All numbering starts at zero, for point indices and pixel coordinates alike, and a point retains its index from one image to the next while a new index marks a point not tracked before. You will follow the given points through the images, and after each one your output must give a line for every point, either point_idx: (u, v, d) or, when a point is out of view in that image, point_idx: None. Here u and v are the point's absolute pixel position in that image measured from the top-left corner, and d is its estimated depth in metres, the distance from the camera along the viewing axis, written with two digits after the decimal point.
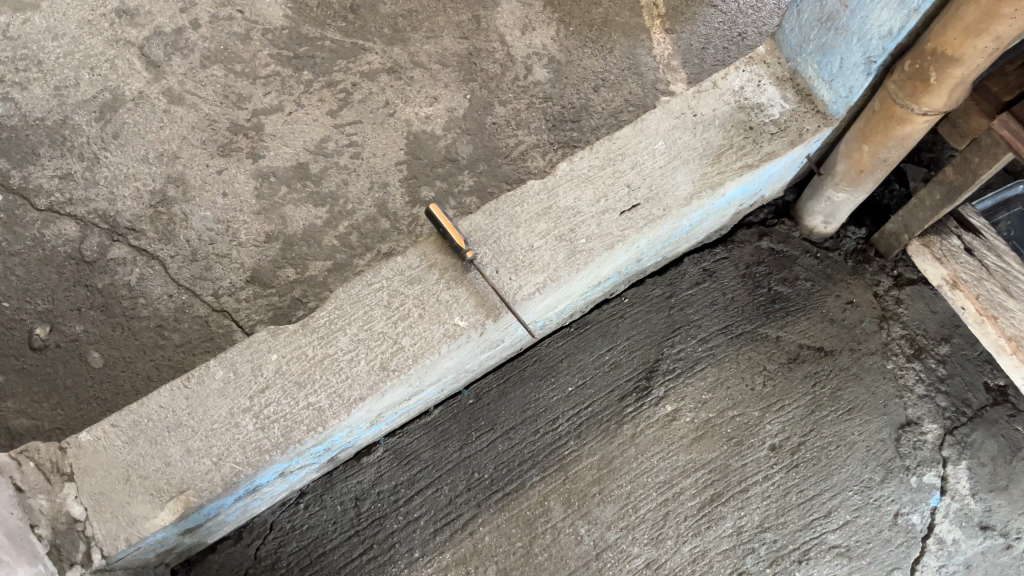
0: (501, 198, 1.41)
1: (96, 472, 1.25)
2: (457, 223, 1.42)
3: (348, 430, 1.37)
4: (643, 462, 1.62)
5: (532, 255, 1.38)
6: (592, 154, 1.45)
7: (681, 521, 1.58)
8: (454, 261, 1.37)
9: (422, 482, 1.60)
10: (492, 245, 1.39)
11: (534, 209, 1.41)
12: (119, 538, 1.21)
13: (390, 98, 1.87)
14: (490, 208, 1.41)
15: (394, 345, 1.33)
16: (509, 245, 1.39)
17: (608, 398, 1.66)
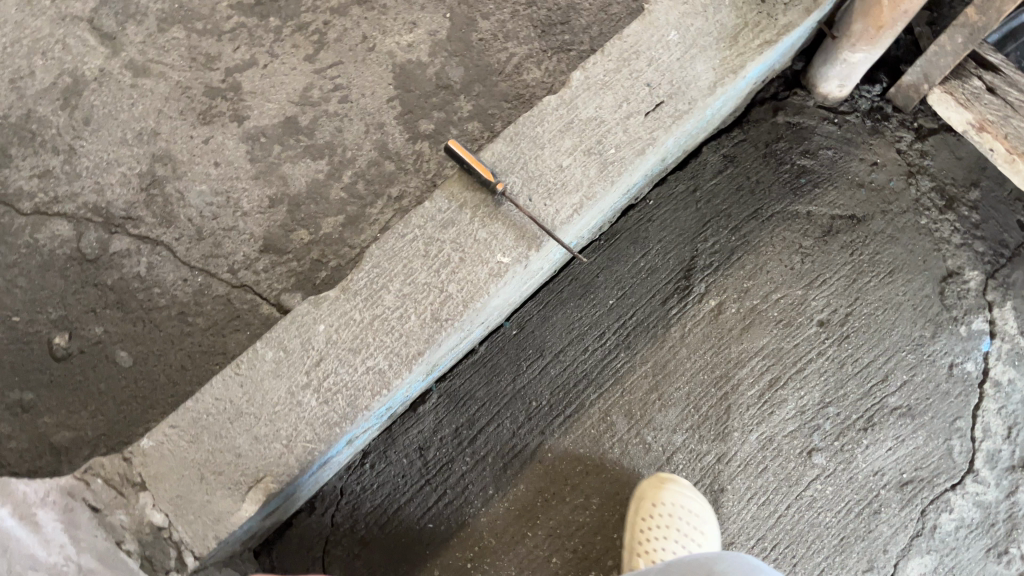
0: (520, 121, 1.34)
1: (167, 477, 1.21)
2: (478, 155, 1.35)
3: (408, 386, 1.34)
4: (697, 361, 1.61)
5: (563, 176, 1.32)
6: (604, 58, 1.37)
7: (745, 411, 1.59)
8: (485, 196, 1.31)
9: (483, 420, 1.58)
10: (520, 173, 1.32)
11: (556, 126, 1.34)
12: (208, 537, 1.18)
13: (366, 31, 1.76)
14: (511, 134, 1.34)
15: (442, 293, 1.28)
16: (538, 169, 1.32)
17: (650, 304, 1.63)
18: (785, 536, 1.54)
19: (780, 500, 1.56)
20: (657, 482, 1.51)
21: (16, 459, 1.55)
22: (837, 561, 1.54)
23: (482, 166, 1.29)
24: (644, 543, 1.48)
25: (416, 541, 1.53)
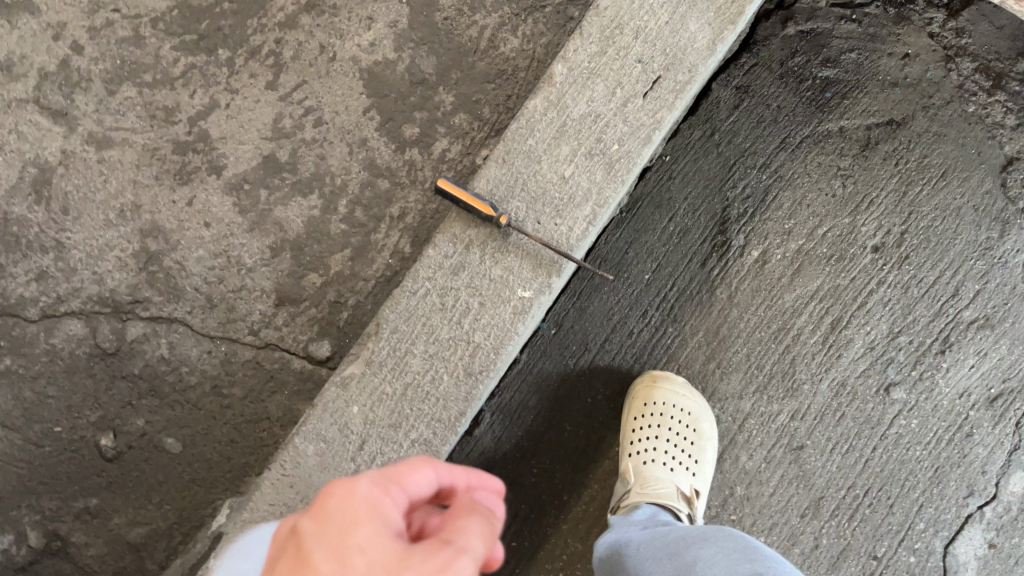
0: (508, 137, 1.21)
1: None
2: (472, 184, 1.23)
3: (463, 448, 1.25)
4: (750, 319, 1.51)
5: (568, 188, 1.20)
6: (584, 41, 1.21)
7: (811, 360, 1.50)
8: (489, 230, 1.20)
9: (542, 430, 1.52)
10: (521, 195, 1.20)
11: (548, 133, 1.21)
12: None
13: (323, 40, 1.61)
14: (501, 153, 1.21)
15: (470, 345, 1.20)
16: (540, 187, 1.20)
17: (689, 269, 1.53)
18: (875, 479, 1.49)
19: (863, 444, 1.49)
20: (651, 378, 1.47)
21: (100, 565, 1.56)
22: (935, 492, 1.48)
23: (481, 198, 1.17)
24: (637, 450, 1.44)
25: (503, 564, 1.51)
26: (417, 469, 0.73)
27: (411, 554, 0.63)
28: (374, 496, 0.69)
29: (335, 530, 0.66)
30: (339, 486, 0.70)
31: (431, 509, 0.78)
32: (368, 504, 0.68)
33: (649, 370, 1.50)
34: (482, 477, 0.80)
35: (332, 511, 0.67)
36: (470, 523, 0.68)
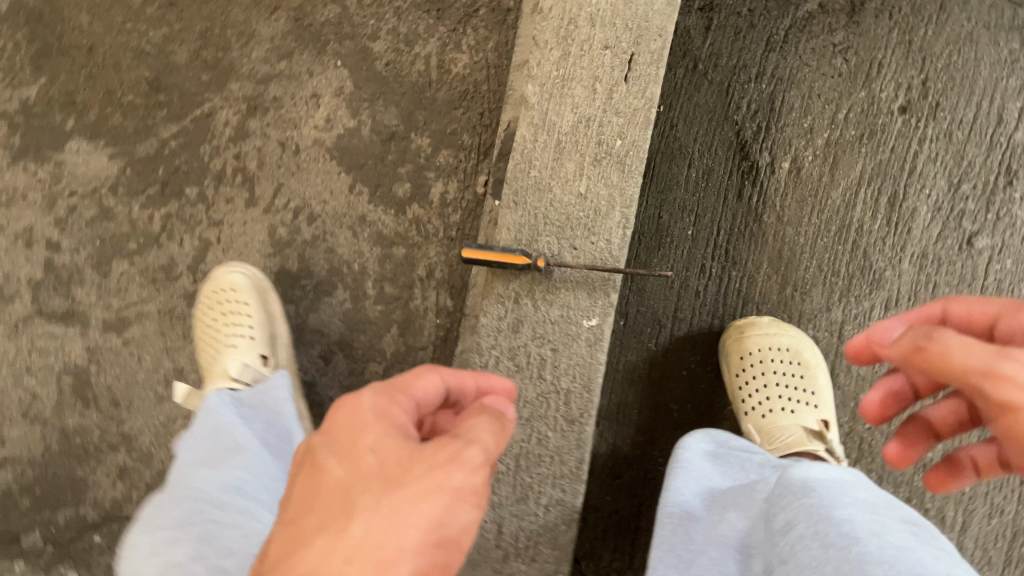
0: (510, 179, 1.16)
1: None
2: (495, 236, 1.17)
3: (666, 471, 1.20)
4: (808, 230, 1.44)
5: (589, 203, 1.13)
6: (544, 50, 1.14)
7: (883, 245, 1.43)
8: (531, 276, 1.15)
9: (652, 420, 1.48)
10: (546, 230, 1.14)
11: (548, 157, 1.14)
12: None
13: (279, 137, 1.55)
14: (510, 197, 1.15)
15: (560, 393, 1.16)
16: (562, 212, 1.14)
17: (728, 207, 1.45)
18: None
19: None
20: (740, 328, 1.42)
21: None
22: None
23: (511, 250, 1.12)
24: (750, 405, 1.38)
25: None
26: (424, 374, 0.82)
27: (415, 462, 0.70)
28: (381, 405, 0.77)
29: (343, 437, 0.75)
30: (349, 400, 0.78)
31: (446, 408, 0.91)
32: (376, 413, 0.77)
33: (732, 321, 1.45)
34: (492, 379, 0.89)
35: (338, 431, 0.76)
36: (481, 421, 0.77)
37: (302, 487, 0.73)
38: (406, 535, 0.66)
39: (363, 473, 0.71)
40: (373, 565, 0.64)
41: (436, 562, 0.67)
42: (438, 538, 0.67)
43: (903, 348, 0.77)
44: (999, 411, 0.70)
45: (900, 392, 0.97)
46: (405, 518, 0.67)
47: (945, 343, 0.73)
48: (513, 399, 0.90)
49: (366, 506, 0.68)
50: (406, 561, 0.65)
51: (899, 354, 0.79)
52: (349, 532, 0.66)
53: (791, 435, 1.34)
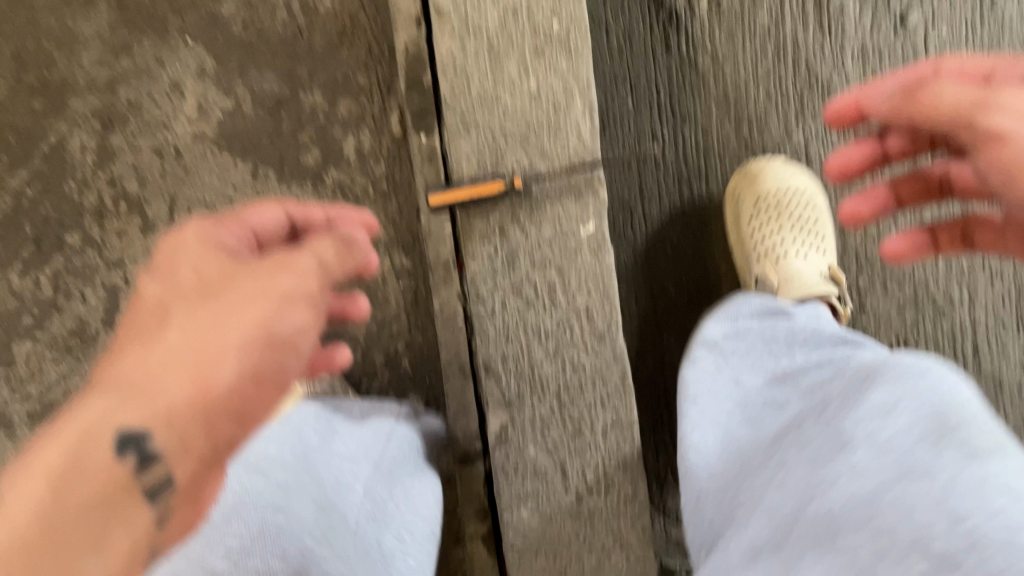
0: (449, 100, 1.01)
1: None
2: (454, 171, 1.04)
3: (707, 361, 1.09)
4: (746, 61, 1.36)
5: (546, 101, 1.01)
6: None
7: (823, 51, 1.36)
8: (509, 200, 1.03)
9: (652, 305, 1.40)
10: (510, 144, 1.02)
11: (485, 64, 1.00)
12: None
13: (154, 144, 1.34)
14: (457, 121, 1.01)
15: (580, 313, 1.06)
16: (521, 120, 1.01)
17: (661, 63, 1.35)
18: None
19: None
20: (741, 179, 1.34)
21: None
22: None
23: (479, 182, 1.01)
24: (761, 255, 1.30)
25: None
26: (263, 207, 0.89)
27: (237, 272, 0.75)
28: (207, 232, 0.80)
29: (170, 256, 0.77)
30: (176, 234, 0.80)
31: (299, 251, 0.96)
32: (202, 237, 0.79)
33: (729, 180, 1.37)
34: (344, 213, 0.94)
35: (168, 268, 0.75)
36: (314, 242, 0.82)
37: (124, 333, 0.71)
38: (221, 339, 0.69)
39: (180, 287, 0.73)
40: (190, 369, 0.67)
41: (257, 368, 0.71)
42: (267, 342, 0.72)
43: (894, 100, 0.77)
44: (983, 142, 0.72)
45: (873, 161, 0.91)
46: (218, 328, 0.70)
47: (937, 88, 0.74)
48: (370, 230, 0.94)
49: (182, 316, 0.70)
50: (225, 372, 0.68)
51: (888, 107, 0.79)
52: (164, 337, 0.68)
53: (812, 279, 1.25)
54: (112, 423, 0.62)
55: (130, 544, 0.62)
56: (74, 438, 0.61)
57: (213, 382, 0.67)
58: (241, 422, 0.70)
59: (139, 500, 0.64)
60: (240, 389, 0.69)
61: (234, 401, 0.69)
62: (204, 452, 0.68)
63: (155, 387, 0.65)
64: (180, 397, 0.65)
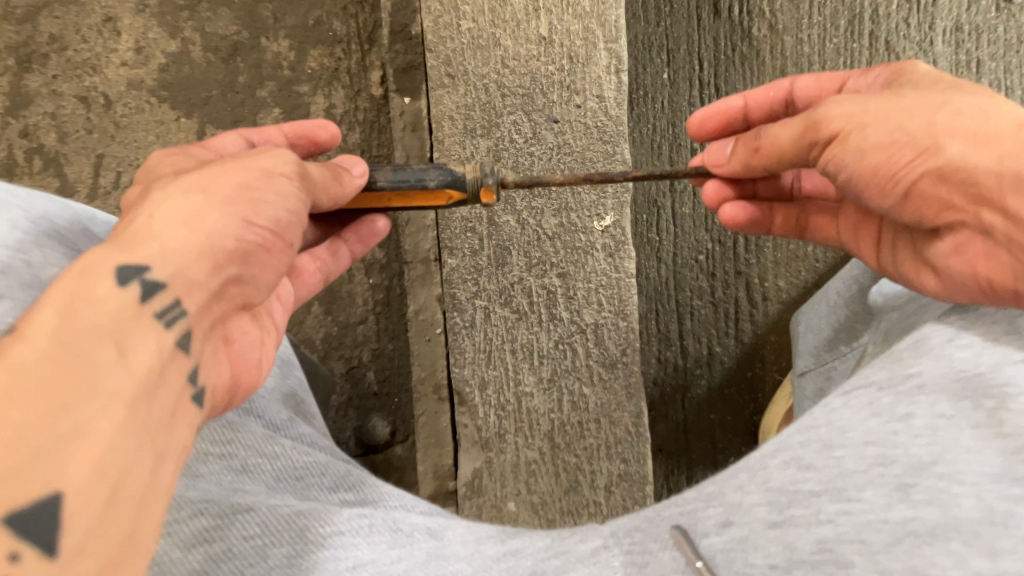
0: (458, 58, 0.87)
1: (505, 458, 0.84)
2: (440, 140, 0.90)
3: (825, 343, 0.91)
4: (809, 37, 1.10)
5: (566, 64, 0.87)
6: None
7: (904, 26, 1.10)
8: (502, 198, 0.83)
9: (676, 325, 1.16)
10: (516, 113, 0.88)
11: (486, 18, 0.87)
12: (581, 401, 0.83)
13: (77, 91, 1.08)
14: (445, 74, 0.88)
15: (586, 331, 0.83)
16: (528, 80, 0.88)
17: (704, 30, 1.11)
18: None
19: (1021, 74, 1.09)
20: None
21: None
22: None
23: (390, 178, 0.66)
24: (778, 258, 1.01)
25: None
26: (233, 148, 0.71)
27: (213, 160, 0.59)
28: (180, 164, 0.61)
29: (165, 162, 0.62)
30: (162, 160, 0.62)
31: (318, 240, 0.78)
32: (175, 168, 0.60)
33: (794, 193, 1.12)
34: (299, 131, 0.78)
35: (138, 181, 0.61)
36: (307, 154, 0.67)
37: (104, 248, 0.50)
38: (224, 203, 0.53)
39: (160, 175, 0.59)
40: (188, 213, 0.51)
41: (257, 212, 0.55)
42: (251, 196, 0.55)
43: (742, 158, 0.70)
44: (847, 126, 0.61)
45: (736, 123, 0.80)
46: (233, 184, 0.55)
47: (839, 106, 0.62)
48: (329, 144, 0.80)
49: (163, 190, 0.52)
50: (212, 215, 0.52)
51: (737, 169, 0.72)
52: (140, 218, 0.49)
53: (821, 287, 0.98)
54: (108, 256, 0.44)
55: (154, 393, 0.43)
56: (69, 274, 0.43)
57: (204, 221, 0.51)
58: (250, 265, 0.55)
59: (155, 326, 0.45)
60: (237, 228, 0.53)
61: (240, 251, 0.53)
62: (211, 294, 0.51)
63: (154, 232, 0.48)
64: (178, 237, 0.49)
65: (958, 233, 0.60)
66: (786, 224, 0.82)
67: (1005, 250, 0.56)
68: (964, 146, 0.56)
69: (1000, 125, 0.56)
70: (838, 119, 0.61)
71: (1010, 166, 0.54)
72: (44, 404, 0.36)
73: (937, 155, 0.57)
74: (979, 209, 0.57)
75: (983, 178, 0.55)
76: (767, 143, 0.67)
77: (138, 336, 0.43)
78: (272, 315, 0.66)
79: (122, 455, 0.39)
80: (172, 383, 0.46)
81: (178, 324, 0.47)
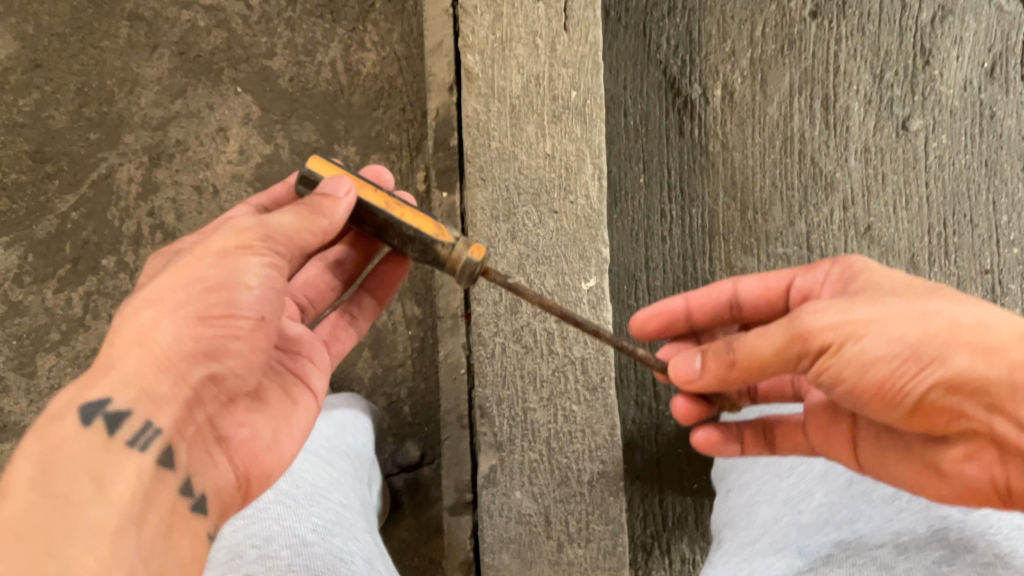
0: (487, 165, 1.22)
1: (514, 457, 1.14)
2: (472, 224, 1.22)
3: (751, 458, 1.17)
4: (752, 153, 1.44)
5: (564, 172, 1.21)
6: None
7: (825, 147, 1.44)
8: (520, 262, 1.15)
9: (651, 375, 1.45)
10: (528, 204, 1.21)
11: (508, 137, 1.21)
12: (571, 413, 1.13)
13: (193, 182, 1.42)
14: (477, 178, 1.22)
15: (575, 362, 1.13)
16: (537, 181, 1.21)
17: (672, 146, 1.45)
18: (946, 207, 1.42)
19: (917, 185, 1.42)
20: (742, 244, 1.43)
21: None
22: (997, 182, 1.42)
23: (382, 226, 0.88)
24: None
25: (706, 509, 1.44)
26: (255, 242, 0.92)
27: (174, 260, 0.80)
28: (154, 271, 0.85)
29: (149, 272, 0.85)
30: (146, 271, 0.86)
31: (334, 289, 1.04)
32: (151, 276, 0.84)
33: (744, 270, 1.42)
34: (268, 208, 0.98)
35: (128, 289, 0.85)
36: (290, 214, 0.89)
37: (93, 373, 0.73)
38: (177, 319, 0.73)
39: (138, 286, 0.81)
40: (141, 347, 0.71)
41: (207, 312, 0.74)
42: (205, 291, 0.75)
43: (715, 371, 0.83)
44: (836, 343, 0.74)
45: (678, 319, 1.05)
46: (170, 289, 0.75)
47: (857, 339, 0.74)
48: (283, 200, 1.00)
49: (116, 327, 0.73)
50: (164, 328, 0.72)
51: (710, 381, 0.84)
52: (102, 364, 0.71)
53: None
54: (72, 406, 0.67)
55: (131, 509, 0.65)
56: (50, 429, 0.66)
57: (156, 338, 0.72)
58: (213, 362, 0.75)
59: (123, 454, 0.67)
60: (191, 332, 0.73)
61: (200, 347, 0.74)
62: (182, 402, 0.73)
63: (113, 370, 0.70)
64: (131, 364, 0.71)
65: (970, 437, 0.76)
66: (755, 435, 1.01)
67: (1013, 450, 0.73)
68: (975, 362, 0.71)
69: (994, 339, 0.71)
70: (832, 333, 0.74)
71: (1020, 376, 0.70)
72: (39, 548, 0.58)
73: (944, 366, 0.72)
74: (991, 415, 0.72)
75: (996, 385, 0.70)
76: (748, 354, 0.79)
77: (110, 469, 0.66)
78: (274, 379, 0.88)
79: (116, 567, 0.60)
80: (151, 492, 0.68)
81: (153, 440, 0.69)
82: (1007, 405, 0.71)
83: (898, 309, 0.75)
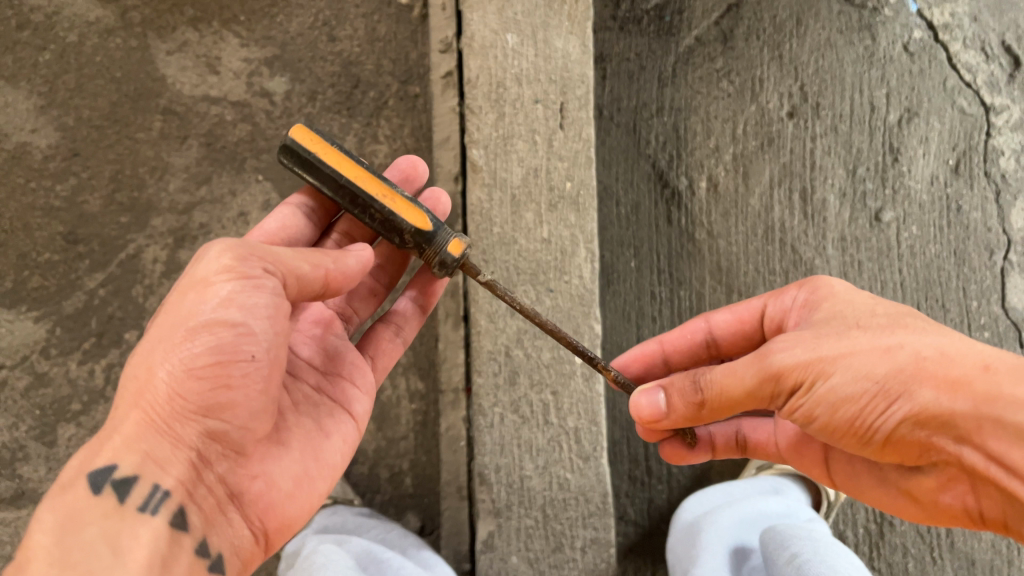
0: (487, 246, 1.31)
1: (512, 524, 1.20)
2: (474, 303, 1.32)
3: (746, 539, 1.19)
4: (735, 241, 1.55)
5: (559, 257, 1.31)
6: (473, 91, 1.34)
7: (804, 235, 1.54)
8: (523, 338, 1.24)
9: (642, 449, 1.52)
10: (527, 282, 1.30)
11: (509, 223, 1.32)
12: (565, 480, 1.21)
13: None
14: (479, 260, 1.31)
15: (569, 432, 1.21)
16: (535, 263, 1.31)
17: (661, 233, 1.56)
18: (920, 293, 1.51)
19: (891, 271, 1.52)
20: None
21: None
22: (966, 270, 1.52)
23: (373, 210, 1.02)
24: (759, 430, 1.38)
25: None
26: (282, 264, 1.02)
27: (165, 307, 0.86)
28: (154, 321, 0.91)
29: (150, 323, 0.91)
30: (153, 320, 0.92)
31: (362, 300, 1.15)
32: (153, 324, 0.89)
33: None
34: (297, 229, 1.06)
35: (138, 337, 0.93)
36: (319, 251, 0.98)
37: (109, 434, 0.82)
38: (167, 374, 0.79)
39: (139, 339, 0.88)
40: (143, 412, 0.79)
41: (195, 361, 0.79)
42: (189, 332, 0.80)
43: (684, 411, 0.92)
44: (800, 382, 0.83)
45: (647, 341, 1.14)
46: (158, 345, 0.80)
47: (825, 379, 0.82)
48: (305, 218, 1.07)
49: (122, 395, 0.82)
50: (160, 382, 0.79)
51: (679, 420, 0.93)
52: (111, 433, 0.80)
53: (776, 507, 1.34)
54: (84, 477, 0.76)
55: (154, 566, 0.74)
56: (68, 497, 0.75)
57: (154, 401, 0.79)
58: (210, 416, 0.81)
59: (141, 517, 0.76)
60: (183, 385, 0.79)
61: (195, 399, 0.80)
62: (188, 459, 0.80)
63: (120, 438, 0.79)
64: (132, 430, 0.79)
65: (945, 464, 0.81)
66: (728, 444, 1.13)
67: (982, 478, 0.79)
68: (940, 395, 0.77)
69: (957, 373, 0.77)
70: (798, 371, 0.83)
71: (987, 409, 0.75)
72: None
73: (908, 400, 0.79)
74: (958, 445, 0.78)
75: (963, 417, 0.76)
76: (716, 391, 0.87)
77: (129, 531, 0.75)
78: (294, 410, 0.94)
79: None
80: (170, 550, 0.77)
81: (162, 504, 0.78)
82: (972, 436, 0.76)
83: (863, 344, 0.82)
